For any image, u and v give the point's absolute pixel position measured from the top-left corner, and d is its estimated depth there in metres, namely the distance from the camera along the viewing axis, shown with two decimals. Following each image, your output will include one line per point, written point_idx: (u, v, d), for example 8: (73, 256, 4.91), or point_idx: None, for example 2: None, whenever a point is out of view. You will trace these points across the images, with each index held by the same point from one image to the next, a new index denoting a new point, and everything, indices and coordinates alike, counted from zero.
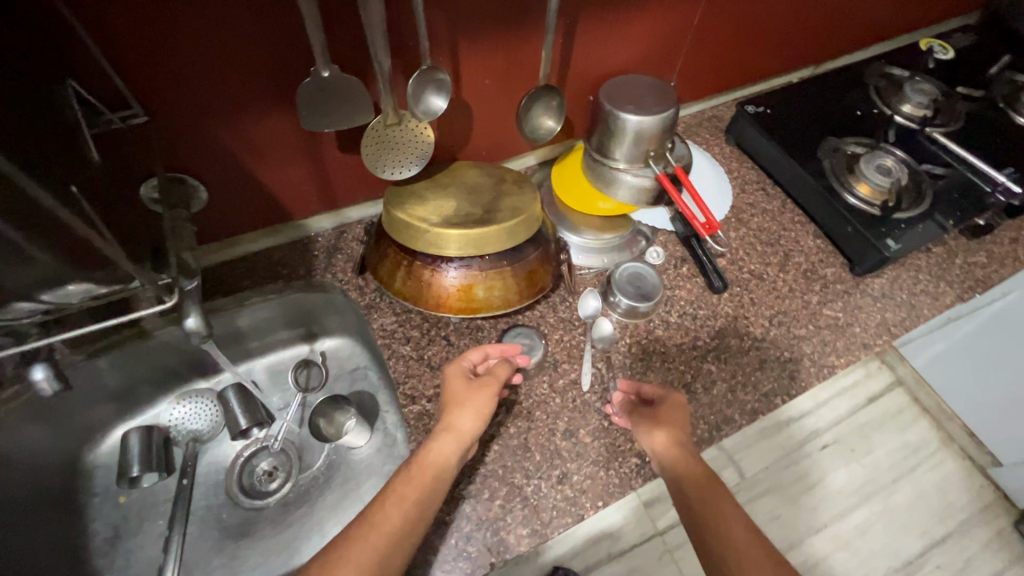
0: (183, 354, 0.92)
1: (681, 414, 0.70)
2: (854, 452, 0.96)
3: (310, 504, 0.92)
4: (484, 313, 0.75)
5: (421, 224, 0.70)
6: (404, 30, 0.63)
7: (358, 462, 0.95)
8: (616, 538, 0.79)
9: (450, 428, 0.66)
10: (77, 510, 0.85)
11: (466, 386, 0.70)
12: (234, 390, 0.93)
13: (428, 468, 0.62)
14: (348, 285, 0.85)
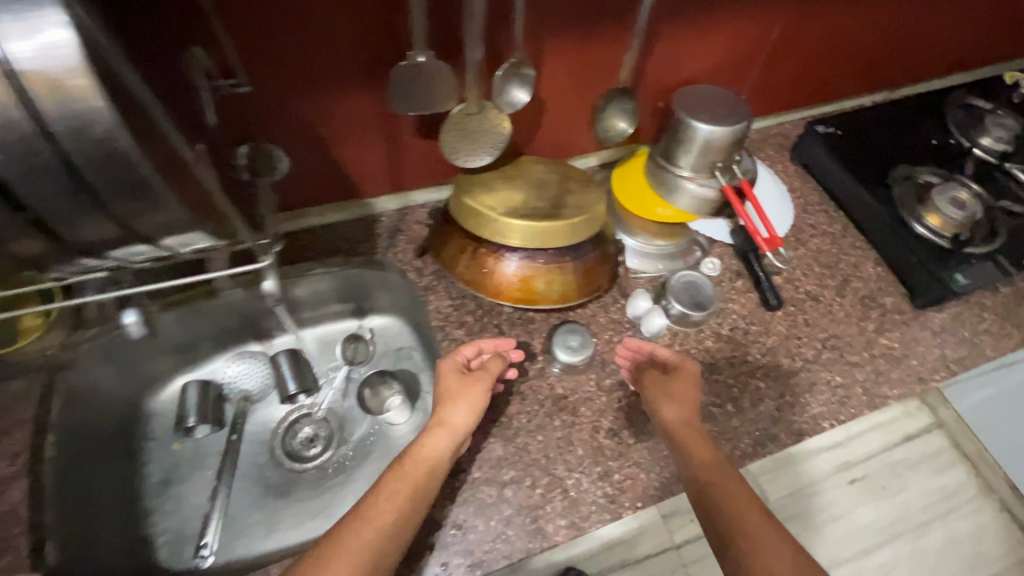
0: (239, 317, 0.96)
1: (693, 385, 0.73)
2: (884, 488, 0.92)
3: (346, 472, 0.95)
4: (541, 305, 0.76)
5: (491, 214, 0.72)
6: (500, 24, 0.64)
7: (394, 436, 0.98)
8: (631, 544, 0.73)
9: (443, 423, 0.67)
10: (136, 452, 0.90)
11: (457, 381, 0.71)
12: (286, 355, 0.98)
13: (417, 468, 0.63)
14: (407, 265, 0.88)
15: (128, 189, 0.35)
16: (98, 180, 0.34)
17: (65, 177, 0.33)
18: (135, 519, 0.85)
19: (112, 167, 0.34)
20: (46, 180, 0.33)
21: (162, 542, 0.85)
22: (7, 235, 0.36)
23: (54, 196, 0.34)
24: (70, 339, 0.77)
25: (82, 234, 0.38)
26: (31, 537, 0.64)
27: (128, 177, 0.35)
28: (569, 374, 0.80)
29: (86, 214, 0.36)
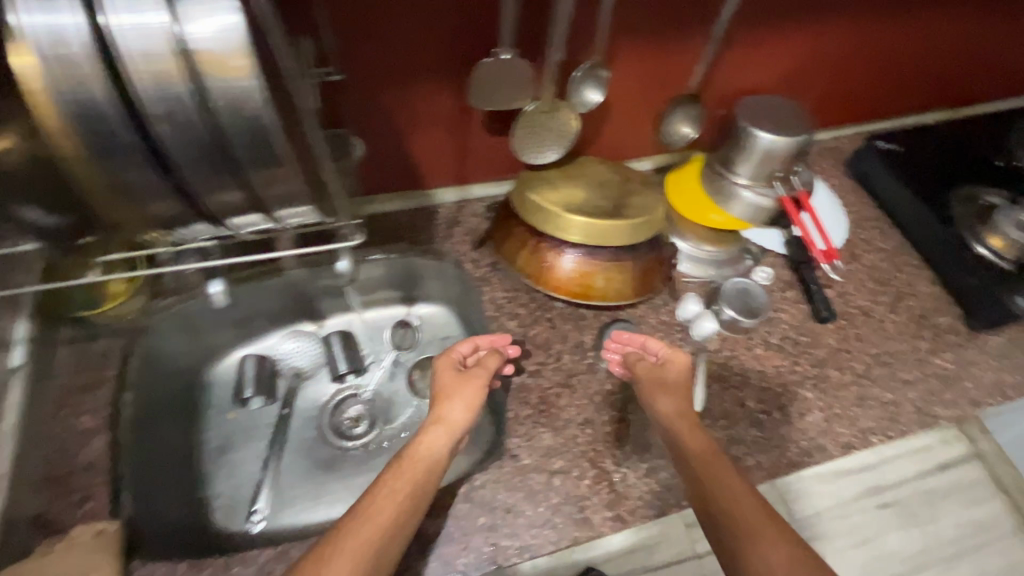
0: (295, 295, 1.00)
1: (684, 376, 0.75)
2: (914, 515, 0.87)
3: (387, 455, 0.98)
4: (598, 301, 0.78)
5: (555, 209, 0.74)
6: (584, 25, 0.67)
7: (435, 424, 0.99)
8: (650, 550, 0.75)
9: (440, 420, 0.68)
10: (196, 419, 0.94)
11: (453, 378, 0.72)
12: (338, 336, 1.02)
13: (413, 465, 0.63)
14: (464, 256, 0.91)
15: (265, 165, 0.38)
16: (241, 156, 0.37)
17: (215, 151, 0.36)
18: (197, 480, 0.90)
19: (256, 143, 0.37)
20: (200, 152, 0.36)
21: (218, 504, 0.89)
22: (151, 194, 0.38)
23: (203, 167, 0.37)
24: (149, 306, 0.81)
25: (218, 204, 0.41)
26: (111, 488, 0.68)
27: (269, 154, 0.38)
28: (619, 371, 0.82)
29: (225, 185, 0.39)
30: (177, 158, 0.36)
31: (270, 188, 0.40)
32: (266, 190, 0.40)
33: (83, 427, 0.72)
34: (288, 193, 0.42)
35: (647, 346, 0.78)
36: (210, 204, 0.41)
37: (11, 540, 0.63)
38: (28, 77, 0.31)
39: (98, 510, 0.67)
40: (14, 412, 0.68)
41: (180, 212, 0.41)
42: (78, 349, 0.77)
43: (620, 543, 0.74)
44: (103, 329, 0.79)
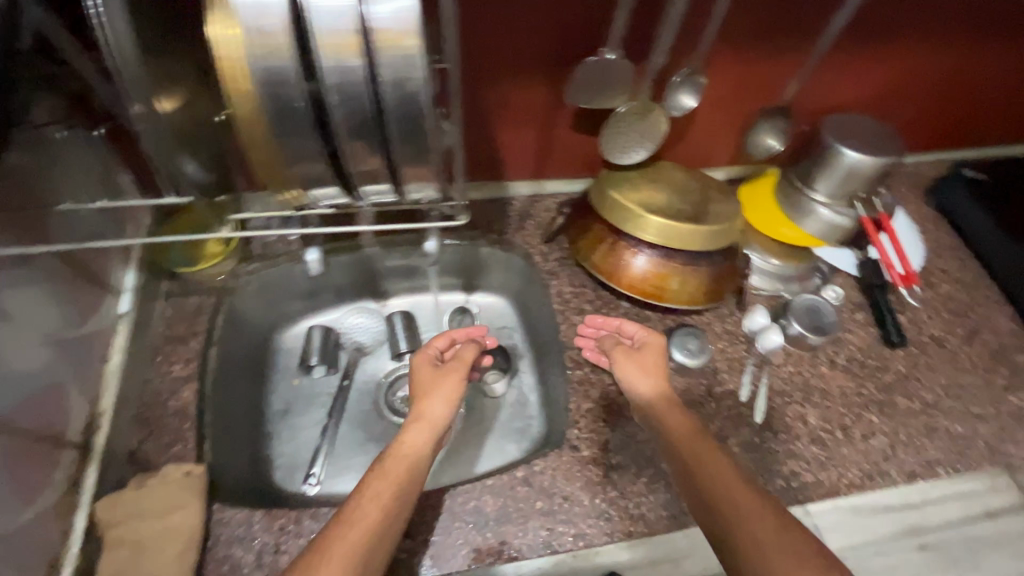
0: (361, 271, 1.00)
1: (660, 355, 0.76)
2: (964, 565, 0.73)
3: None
4: (670, 304, 0.79)
5: (636, 209, 0.75)
6: (690, 30, 0.68)
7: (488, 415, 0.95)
8: (677, 563, 0.69)
9: (421, 418, 0.72)
10: (263, 381, 0.96)
11: (432, 376, 0.76)
12: (400, 316, 1.01)
13: (389, 470, 0.63)
14: (533, 249, 0.92)
15: (411, 141, 0.41)
16: (394, 130, 0.40)
17: (371, 123, 0.40)
18: (261, 441, 0.91)
19: (411, 119, 0.39)
20: (360, 123, 0.39)
21: (279, 465, 0.90)
22: (303, 157, 0.41)
23: (359, 138, 0.40)
24: (235, 270, 0.86)
25: (360, 174, 0.44)
26: (196, 433, 0.72)
27: (419, 131, 0.40)
28: (682, 375, 0.82)
29: (371, 157, 0.42)
30: (338, 127, 0.39)
31: (410, 164, 0.43)
32: (406, 165, 0.43)
33: (175, 374, 0.76)
34: (419, 170, 0.44)
35: (623, 329, 0.80)
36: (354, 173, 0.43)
37: (109, 471, 0.67)
38: (230, 43, 0.36)
39: (186, 452, 0.71)
40: (120, 352, 0.73)
41: (323, 179, 0.44)
42: (174, 303, 0.82)
43: (610, 559, 0.69)
44: (196, 286, 0.84)
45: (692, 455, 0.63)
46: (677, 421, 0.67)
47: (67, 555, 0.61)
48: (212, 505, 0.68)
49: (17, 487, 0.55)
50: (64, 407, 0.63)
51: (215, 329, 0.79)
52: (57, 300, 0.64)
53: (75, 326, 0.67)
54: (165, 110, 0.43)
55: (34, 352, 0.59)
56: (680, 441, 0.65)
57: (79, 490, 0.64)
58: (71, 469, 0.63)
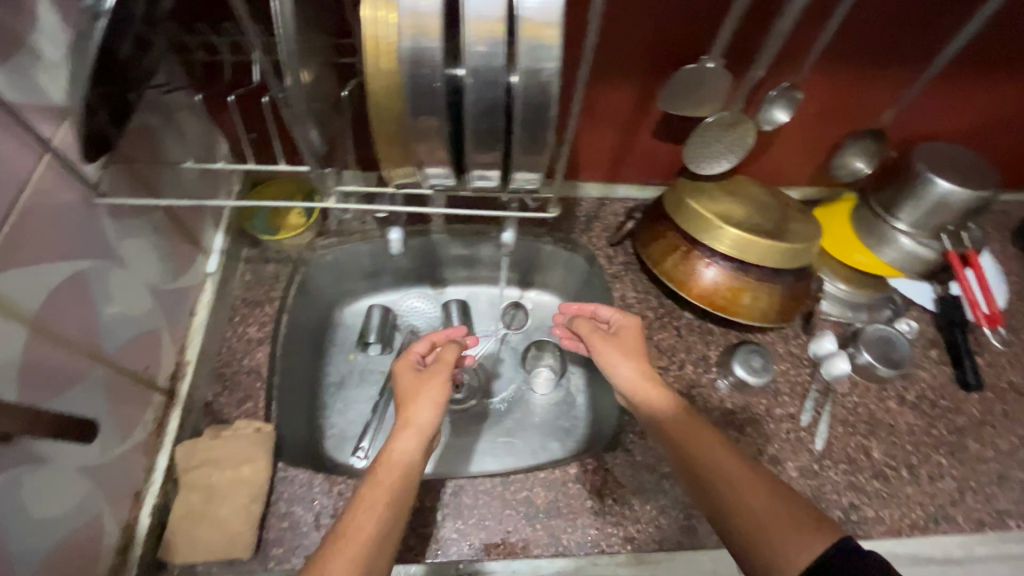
0: (423, 254, 0.98)
1: (639, 336, 0.76)
2: None
3: (482, 432, 0.94)
4: (739, 319, 0.78)
5: (715, 219, 0.75)
6: (796, 45, 0.67)
7: (537, 409, 0.97)
8: None
9: (407, 424, 0.68)
10: (321, 352, 0.96)
11: (415, 382, 0.72)
12: (457, 303, 1.00)
13: (382, 485, 0.61)
14: (599, 251, 0.93)
15: (532, 129, 0.43)
16: (522, 114, 0.42)
17: (499, 108, 0.42)
18: (314, 412, 0.91)
19: (539, 106, 0.41)
20: (489, 103, 0.41)
21: (329, 434, 0.90)
22: (424, 134, 0.44)
23: (485, 119, 0.42)
24: (314, 242, 0.89)
25: (477, 155, 0.45)
26: (266, 395, 0.75)
27: (544, 118, 0.42)
28: (742, 393, 0.81)
29: (493, 139, 0.44)
30: (469, 104, 0.41)
31: (527, 150, 0.45)
32: (524, 151, 0.45)
33: (250, 335, 0.79)
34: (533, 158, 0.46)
35: (598, 314, 0.81)
36: (471, 154, 0.45)
37: (187, 420, 0.71)
38: (382, 23, 0.39)
39: (256, 411, 0.74)
40: (205, 309, 0.77)
41: (440, 156, 0.46)
42: (254, 270, 0.85)
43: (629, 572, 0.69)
44: (275, 254, 0.87)
45: (681, 432, 0.64)
46: (663, 402, 0.68)
47: (149, 492, 0.65)
48: (277, 463, 0.70)
49: (115, 422, 0.59)
50: (157, 355, 0.67)
51: (288, 299, 0.82)
52: (160, 253, 0.68)
53: (171, 279, 0.70)
54: (303, 81, 0.46)
55: (139, 299, 0.63)
56: (669, 423, 0.66)
57: (162, 433, 0.67)
58: (157, 413, 0.67)
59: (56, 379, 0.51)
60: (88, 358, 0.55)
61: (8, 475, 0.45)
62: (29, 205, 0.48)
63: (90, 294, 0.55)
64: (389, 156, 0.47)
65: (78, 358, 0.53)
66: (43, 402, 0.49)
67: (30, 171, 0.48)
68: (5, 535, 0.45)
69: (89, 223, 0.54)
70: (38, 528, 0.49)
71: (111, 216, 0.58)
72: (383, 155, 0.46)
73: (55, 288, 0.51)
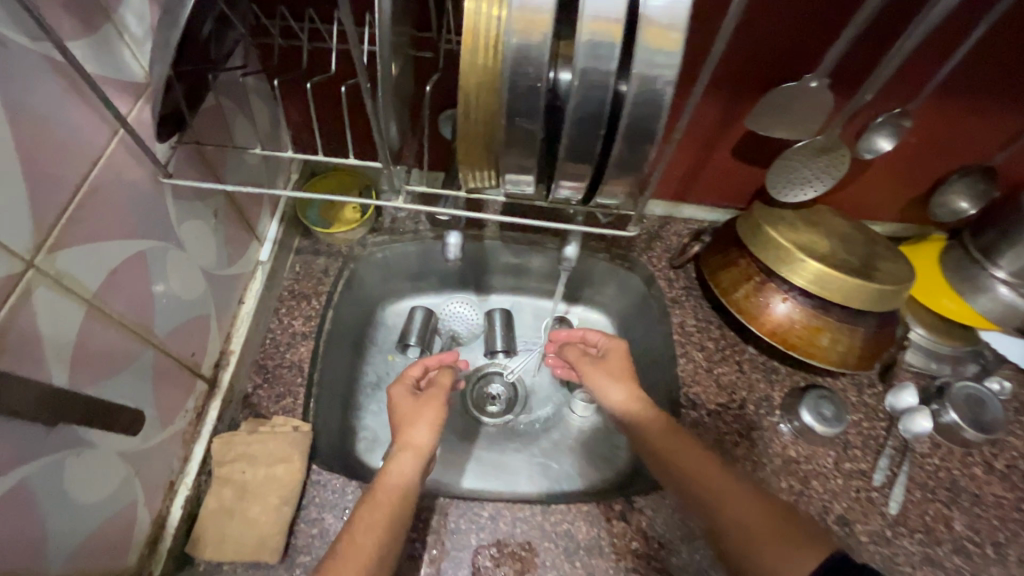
0: (472, 259, 0.95)
1: (626, 359, 0.76)
2: None
3: (517, 450, 0.90)
4: (815, 361, 0.71)
5: (795, 250, 0.69)
6: (912, 69, 0.61)
7: (576, 433, 0.92)
8: None
9: (407, 445, 0.66)
10: (362, 351, 0.91)
11: (414, 406, 0.70)
12: (501, 312, 0.95)
13: (380, 503, 0.59)
14: (658, 273, 0.88)
15: (637, 131, 0.41)
16: (632, 113, 0.40)
17: (598, 114, 0.40)
18: (349, 411, 0.86)
19: (652, 105, 0.39)
20: (594, 101, 0.40)
21: (361, 436, 0.85)
22: (515, 139, 0.41)
23: (587, 116, 0.40)
24: (366, 238, 0.86)
25: (569, 154, 0.43)
26: (305, 392, 0.73)
27: (656, 119, 0.40)
28: (809, 442, 0.74)
29: (595, 137, 0.42)
30: (571, 101, 0.40)
31: (629, 154, 0.43)
32: (624, 153, 0.43)
33: (295, 329, 0.77)
34: (634, 159, 0.43)
35: (587, 339, 0.81)
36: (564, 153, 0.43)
37: (227, 410, 0.69)
38: (486, 17, 0.36)
39: (295, 408, 0.71)
40: (254, 297, 0.75)
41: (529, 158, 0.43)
42: (304, 262, 0.84)
43: None
44: (326, 248, 0.85)
45: (670, 455, 0.63)
46: (654, 427, 0.67)
47: (183, 483, 0.63)
48: (312, 465, 0.67)
49: (158, 408, 0.57)
50: (204, 341, 0.66)
51: (334, 295, 0.79)
52: (217, 238, 0.66)
53: (224, 266, 0.69)
54: (389, 73, 0.43)
55: (195, 282, 0.62)
56: (661, 449, 0.64)
57: (201, 422, 0.66)
58: (198, 400, 0.65)
59: (108, 360, 0.49)
60: (141, 343, 0.53)
61: (52, 457, 0.44)
62: (101, 181, 0.46)
63: (150, 274, 0.54)
64: (470, 150, 0.44)
65: (132, 341, 0.52)
66: (93, 384, 0.48)
67: (104, 146, 0.47)
68: (44, 521, 0.44)
69: (154, 202, 0.53)
70: (75, 515, 0.47)
71: (176, 197, 0.57)
72: (463, 147, 0.44)
73: (118, 266, 0.50)
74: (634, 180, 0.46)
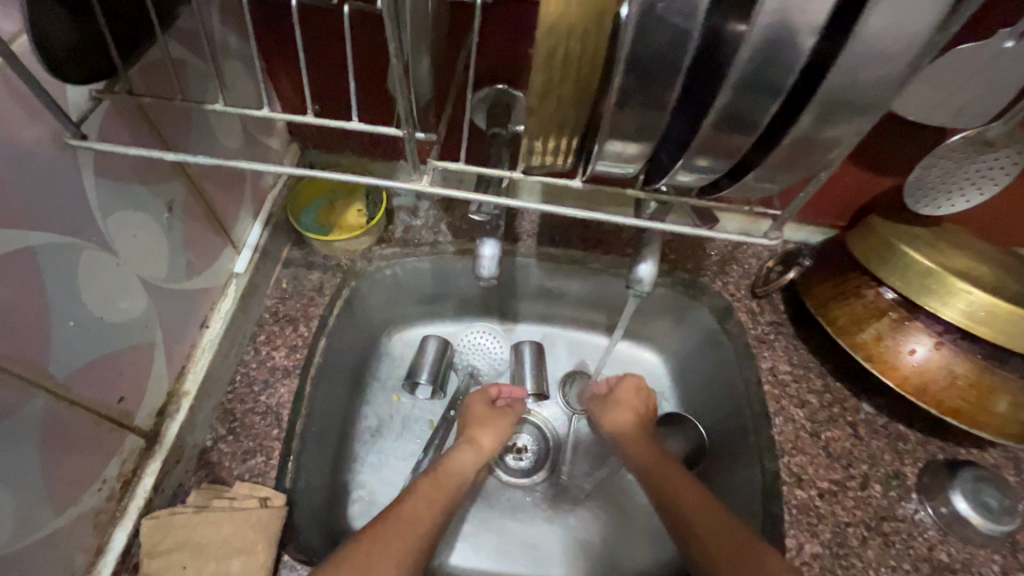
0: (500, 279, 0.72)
1: (636, 390, 0.68)
2: None
3: (549, 521, 0.69)
4: (983, 432, 0.52)
5: (954, 278, 0.51)
6: None
7: (626, 503, 0.70)
8: None
9: (472, 443, 0.63)
10: (360, 389, 0.69)
11: (486, 410, 0.66)
12: (532, 345, 0.72)
13: (402, 523, 0.53)
14: (737, 302, 0.67)
15: (862, 67, 0.25)
16: (879, 25, 0.24)
17: (791, 32, 0.25)
18: (341, 462, 0.64)
19: (906, 14, 0.23)
20: (795, 13, 0.24)
21: (355, 499, 0.64)
22: (653, 68, 0.26)
23: (784, 18, 0.24)
24: (370, 249, 0.66)
25: (734, 103, 0.28)
26: (284, 450, 0.53)
27: (903, 40, 0.24)
28: (963, 540, 0.54)
29: (800, 50, 0.25)
30: (767, 6, 0.24)
31: (841, 111, 0.27)
32: (828, 105, 0.27)
33: (274, 363, 0.58)
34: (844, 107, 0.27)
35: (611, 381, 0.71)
36: (725, 103, 0.28)
37: (170, 476, 0.50)
38: None
39: (266, 472, 0.52)
40: (221, 320, 0.57)
41: (664, 96, 0.27)
42: (293, 276, 0.63)
43: None
44: (322, 260, 0.65)
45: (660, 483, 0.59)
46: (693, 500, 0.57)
47: None
48: (282, 556, 0.49)
49: (51, 486, 0.40)
50: (144, 380, 0.48)
51: (326, 322, 0.60)
52: (171, 241, 0.49)
53: (181, 277, 0.52)
54: None
55: (130, 300, 0.45)
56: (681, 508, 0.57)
57: (129, 495, 0.48)
58: (127, 463, 0.48)
59: None
60: (25, 386, 0.36)
61: None
62: None
63: (41, 283, 0.36)
64: (554, 77, 0.28)
65: (5, 384, 0.35)
66: None
67: None
68: None
69: (59, 176, 0.37)
70: None
71: (97, 173, 0.40)
72: (541, 53, 0.27)
73: None
74: (803, 162, 0.30)
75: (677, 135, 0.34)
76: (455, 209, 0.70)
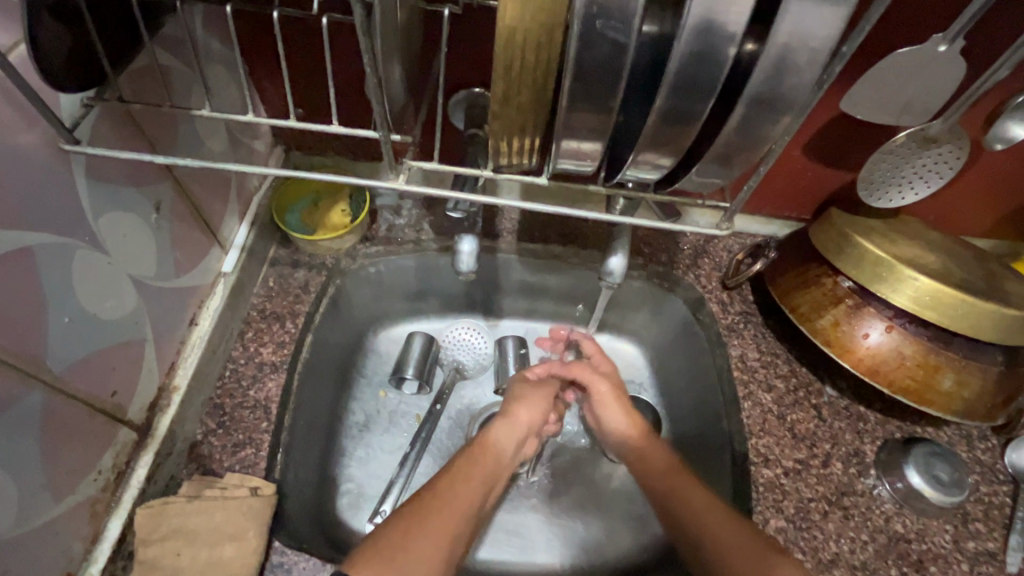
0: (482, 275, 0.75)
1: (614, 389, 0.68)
2: None
3: (533, 508, 0.71)
4: (932, 408, 0.56)
5: (902, 265, 0.54)
6: None
7: (606, 489, 0.73)
8: None
9: (508, 416, 0.63)
10: (346, 385, 0.71)
11: (526, 388, 0.67)
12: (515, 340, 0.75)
13: (435, 511, 0.51)
14: (708, 294, 0.70)
15: (780, 75, 0.28)
16: (789, 38, 0.27)
17: (715, 44, 0.28)
18: (329, 455, 0.66)
19: (810, 27, 0.27)
20: (716, 27, 0.27)
21: (343, 491, 0.66)
22: (597, 77, 0.29)
23: (709, 32, 0.27)
24: (355, 248, 0.68)
25: (673, 107, 0.31)
26: (274, 442, 0.55)
27: (811, 50, 0.28)
28: (918, 513, 0.58)
29: (724, 60, 0.28)
30: (690, 21, 0.27)
31: (767, 113, 0.30)
32: (753, 107, 0.30)
33: (262, 359, 0.60)
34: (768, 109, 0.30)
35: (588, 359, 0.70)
36: (665, 106, 0.31)
37: (162, 468, 0.52)
38: None
39: (255, 463, 0.54)
40: (210, 317, 0.59)
41: (609, 102, 0.30)
42: (279, 275, 0.65)
43: None
44: (307, 258, 0.67)
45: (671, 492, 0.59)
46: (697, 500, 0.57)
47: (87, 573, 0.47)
48: (272, 543, 0.51)
49: (49, 475, 0.41)
50: (136, 375, 0.50)
51: (312, 318, 0.62)
52: (159, 240, 0.51)
53: (171, 275, 0.54)
54: None
55: (120, 297, 0.46)
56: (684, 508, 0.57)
57: (122, 486, 0.49)
58: (121, 455, 0.49)
59: None
60: (23, 380, 0.38)
61: None
62: None
63: (39, 281, 0.38)
64: (512, 85, 0.31)
65: (6, 378, 0.37)
66: None
67: None
68: None
69: (51, 179, 0.39)
70: None
71: (88, 176, 0.42)
72: (499, 63, 0.30)
73: None
74: (742, 158, 0.33)
75: (628, 136, 0.37)
76: (437, 208, 0.72)
